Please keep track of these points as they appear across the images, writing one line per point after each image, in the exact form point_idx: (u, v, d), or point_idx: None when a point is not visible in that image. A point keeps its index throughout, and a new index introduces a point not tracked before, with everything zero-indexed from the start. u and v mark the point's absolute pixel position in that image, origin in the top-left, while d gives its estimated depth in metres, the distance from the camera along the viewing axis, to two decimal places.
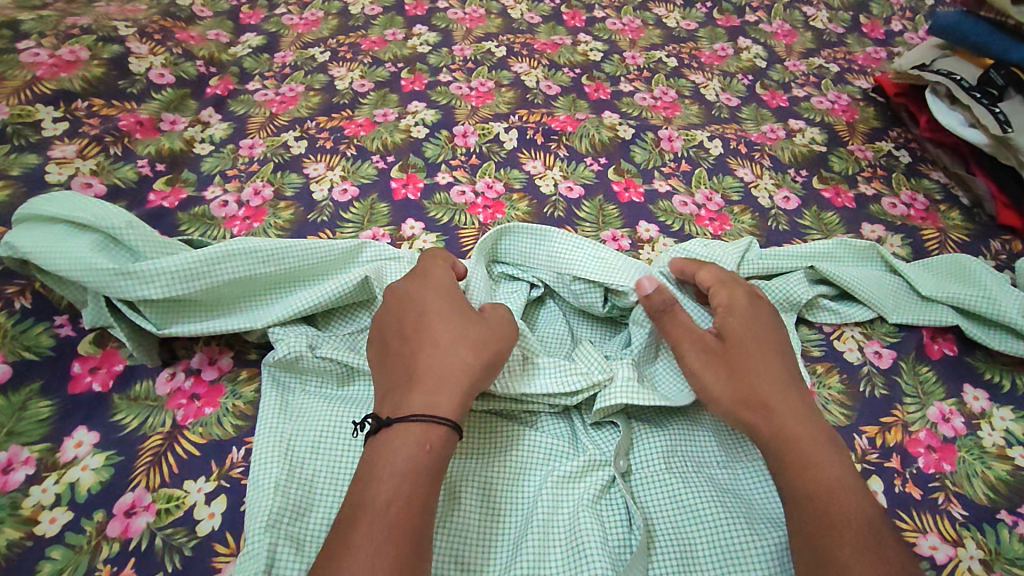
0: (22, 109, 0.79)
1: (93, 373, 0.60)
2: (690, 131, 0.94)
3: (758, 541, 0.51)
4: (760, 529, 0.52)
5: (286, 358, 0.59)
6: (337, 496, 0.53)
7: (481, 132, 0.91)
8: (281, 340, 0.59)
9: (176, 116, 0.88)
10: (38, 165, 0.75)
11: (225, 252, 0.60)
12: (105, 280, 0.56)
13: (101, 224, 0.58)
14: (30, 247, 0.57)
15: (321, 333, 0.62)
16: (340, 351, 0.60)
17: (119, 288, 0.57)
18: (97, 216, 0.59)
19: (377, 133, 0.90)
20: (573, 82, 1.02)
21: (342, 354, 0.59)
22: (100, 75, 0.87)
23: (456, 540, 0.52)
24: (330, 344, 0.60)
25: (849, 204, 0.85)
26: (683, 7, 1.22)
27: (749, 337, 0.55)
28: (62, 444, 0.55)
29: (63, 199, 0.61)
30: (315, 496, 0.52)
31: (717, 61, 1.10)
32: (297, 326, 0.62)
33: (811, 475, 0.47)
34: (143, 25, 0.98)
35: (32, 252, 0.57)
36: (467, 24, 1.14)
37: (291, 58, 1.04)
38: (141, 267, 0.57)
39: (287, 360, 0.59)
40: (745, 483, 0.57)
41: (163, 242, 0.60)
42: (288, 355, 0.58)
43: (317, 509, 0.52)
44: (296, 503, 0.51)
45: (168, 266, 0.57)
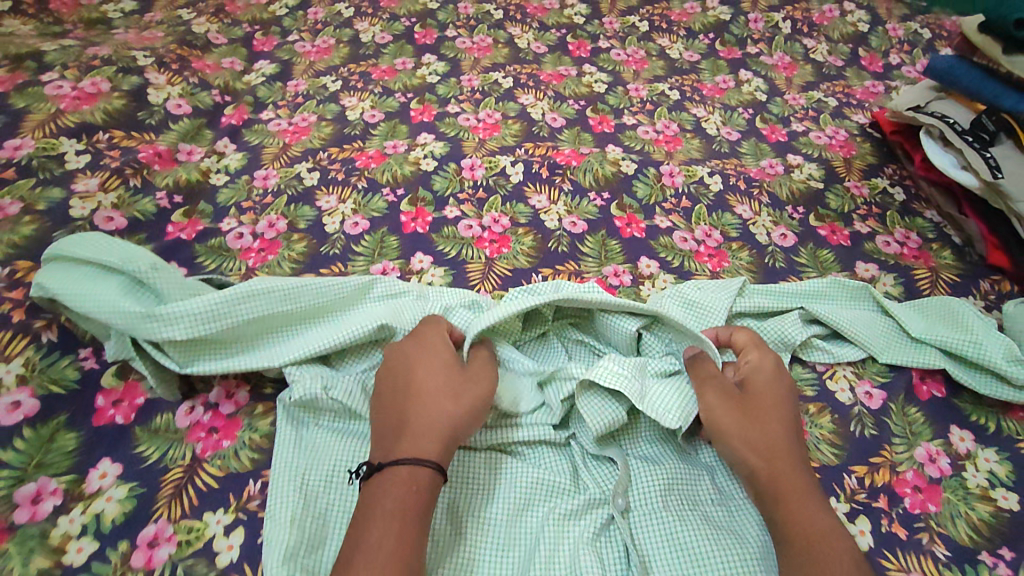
0: (46, 143, 0.81)
1: (115, 406, 0.62)
2: (690, 167, 0.96)
3: None
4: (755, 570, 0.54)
5: (302, 400, 0.61)
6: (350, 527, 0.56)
7: (488, 165, 0.94)
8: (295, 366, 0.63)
9: (193, 146, 0.91)
10: (62, 199, 0.76)
11: (245, 293, 0.63)
12: (132, 323, 0.59)
13: (127, 269, 0.61)
14: (62, 292, 0.60)
15: (335, 372, 0.64)
16: (352, 391, 0.62)
17: (145, 330, 0.59)
18: (124, 261, 0.61)
19: (387, 165, 0.93)
20: (578, 114, 1.05)
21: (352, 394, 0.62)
22: (121, 108, 0.89)
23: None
24: (336, 381, 0.63)
25: (844, 242, 0.88)
26: (685, 38, 1.25)
27: (769, 395, 0.61)
28: (87, 475, 0.58)
29: (92, 242, 0.64)
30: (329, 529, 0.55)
31: (718, 94, 1.13)
32: (311, 365, 0.64)
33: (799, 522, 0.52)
34: (161, 56, 1.01)
35: (64, 294, 0.60)
36: (474, 53, 1.18)
37: (303, 86, 1.07)
38: (168, 311, 0.60)
39: (303, 401, 0.62)
40: (736, 521, 0.59)
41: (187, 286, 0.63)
42: (304, 397, 0.61)
43: (330, 542, 0.55)
44: (312, 537, 0.54)
45: (192, 309, 0.60)
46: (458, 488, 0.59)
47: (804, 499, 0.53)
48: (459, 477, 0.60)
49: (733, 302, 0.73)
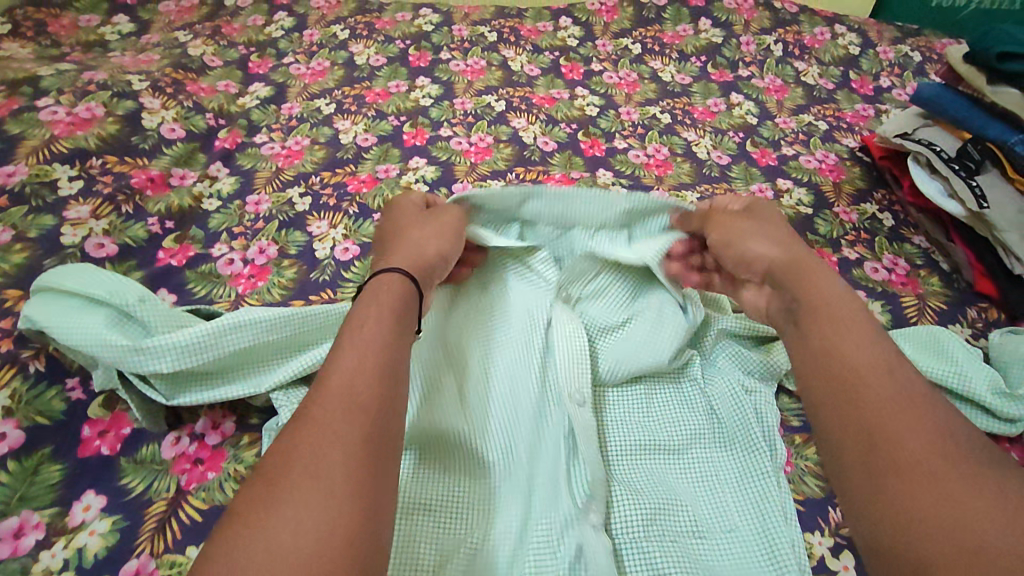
0: (39, 169, 0.82)
1: (101, 437, 0.63)
2: (680, 192, 0.97)
3: None
4: None
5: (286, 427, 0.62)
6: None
7: (478, 190, 0.95)
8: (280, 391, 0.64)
9: (185, 171, 0.92)
10: (54, 226, 0.77)
11: (231, 324, 0.63)
12: (118, 357, 0.59)
13: (116, 300, 0.62)
14: (50, 324, 0.60)
15: None
16: None
17: (131, 363, 0.59)
18: (113, 293, 0.62)
19: (379, 190, 0.93)
20: (569, 138, 1.06)
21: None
22: (115, 133, 0.90)
23: None
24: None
25: (832, 268, 0.88)
26: (677, 60, 1.27)
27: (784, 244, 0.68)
28: (71, 508, 0.58)
29: (82, 273, 0.64)
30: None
31: (709, 118, 1.14)
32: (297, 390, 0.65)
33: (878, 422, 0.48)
34: (156, 80, 1.02)
35: (51, 328, 0.60)
36: (468, 76, 1.19)
37: (297, 110, 1.08)
38: (155, 343, 0.60)
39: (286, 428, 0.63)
40: (719, 555, 0.59)
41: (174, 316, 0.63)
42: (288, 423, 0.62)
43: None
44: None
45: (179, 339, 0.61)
46: (440, 509, 0.58)
47: (905, 415, 0.48)
48: (441, 499, 0.59)
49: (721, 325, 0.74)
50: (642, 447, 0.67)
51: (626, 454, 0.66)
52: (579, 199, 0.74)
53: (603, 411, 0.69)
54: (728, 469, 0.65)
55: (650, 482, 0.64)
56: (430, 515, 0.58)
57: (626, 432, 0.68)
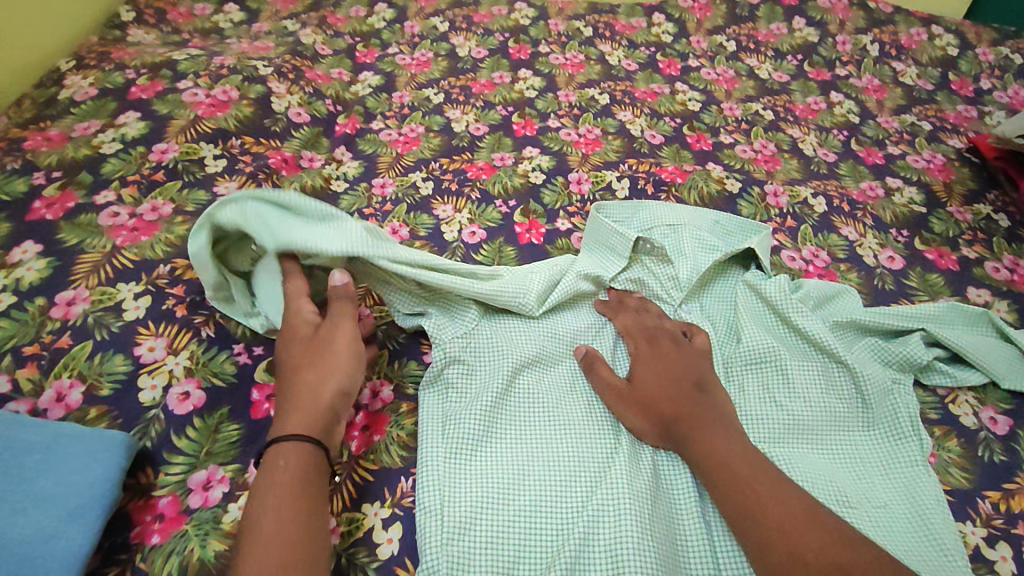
0: (188, 147, 0.86)
1: (270, 400, 0.66)
2: (794, 188, 0.97)
3: (887, 544, 0.58)
4: (886, 538, 0.58)
5: (443, 385, 0.67)
6: (492, 512, 0.58)
7: (594, 179, 0.96)
8: (440, 349, 0.68)
9: (313, 154, 0.95)
10: (208, 201, 0.81)
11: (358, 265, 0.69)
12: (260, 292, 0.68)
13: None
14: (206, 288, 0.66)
15: (472, 359, 0.69)
16: (494, 377, 0.67)
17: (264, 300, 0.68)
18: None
19: (498, 177, 0.96)
20: (675, 132, 1.07)
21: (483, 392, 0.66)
22: (250, 115, 0.94)
23: (610, 537, 0.57)
24: (476, 378, 0.68)
25: (953, 266, 0.88)
26: (774, 58, 1.27)
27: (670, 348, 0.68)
28: (250, 465, 0.61)
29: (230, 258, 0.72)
30: (476, 513, 0.58)
31: (811, 116, 1.14)
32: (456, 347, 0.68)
33: (756, 491, 0.55)
34: (278, 65, 1.05)
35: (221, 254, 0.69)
36: (568, 69, 1.21)
37: (408, 98, 1.11)
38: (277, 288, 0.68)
39: (443, 386, 0.67)
40: (867, 499, 0.61)
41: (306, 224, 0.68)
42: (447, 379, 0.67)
43: (477, 525, 0.57)
44: (459, 521, 0.57)
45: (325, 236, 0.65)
46: (580, 463, 0.63)
47: (754, 467, 0.58)
48: (579, 455, 0.63)
49: (859, 310, 0.76)
50: (784, 424, 0.66)
51: (768, 430, 0.66)
52: (674, 215, 0.84)
53: (733, 378, 0.70)
54: (872, 451, 0.66)
55: (788, 438, 0.66)
56: (571, 468, 0.62)
57: (765, 407, 0.67)
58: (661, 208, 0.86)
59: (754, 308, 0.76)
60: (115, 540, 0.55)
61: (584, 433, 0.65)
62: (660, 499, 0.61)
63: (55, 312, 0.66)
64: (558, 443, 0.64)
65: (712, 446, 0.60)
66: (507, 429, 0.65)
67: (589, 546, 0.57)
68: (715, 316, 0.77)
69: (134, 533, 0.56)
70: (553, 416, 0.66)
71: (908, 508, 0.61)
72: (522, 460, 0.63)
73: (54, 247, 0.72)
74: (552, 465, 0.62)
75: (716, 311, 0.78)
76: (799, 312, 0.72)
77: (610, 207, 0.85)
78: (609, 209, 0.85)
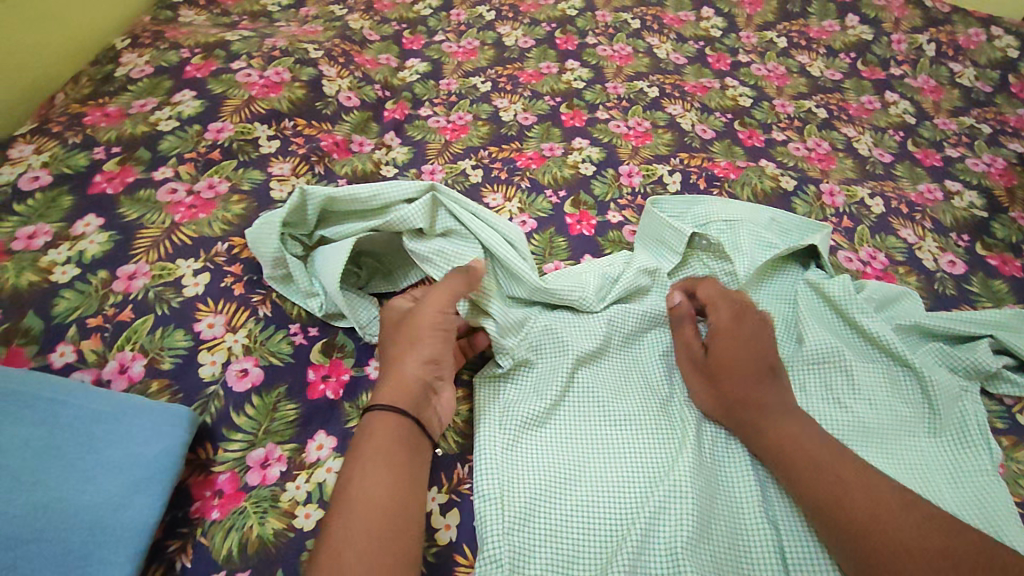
0: (243, 127, 0.86)
1: (325, 381, 0.66)
2: (850, 188, 0.95)
3: None
4: None
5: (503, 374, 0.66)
6: (551, 505, 0.58)
7: (645, 172, 0.95)
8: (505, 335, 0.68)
9: (363, 138, 0.95)
10: (263, 181, 0.81)
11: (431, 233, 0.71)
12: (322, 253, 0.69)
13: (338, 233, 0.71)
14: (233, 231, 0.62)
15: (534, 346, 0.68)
16: (553, 370, 0.67)
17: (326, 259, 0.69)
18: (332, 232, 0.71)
19: (547, 167, 0.95)
20: (727, 127, 1.05)
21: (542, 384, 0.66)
22: (302, 97, 0.94)
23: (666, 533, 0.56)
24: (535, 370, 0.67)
25: (1016, 273, 0.86)
26: (826, 56, 1.24)
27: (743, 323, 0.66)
28: (306, 445, 0.61)
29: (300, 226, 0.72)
30: (535, 504, 0.58)
31: (865, 115, 1.11)
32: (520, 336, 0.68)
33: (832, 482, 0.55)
34: (328, 49, 1.05)
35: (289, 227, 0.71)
36: (616, 61, 1.19)
37: (455, 86, 1.10)
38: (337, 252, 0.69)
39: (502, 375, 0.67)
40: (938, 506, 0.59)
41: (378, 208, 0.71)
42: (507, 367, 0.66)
43: (536, 517, 0.57)
44: (519, 511, 0.57)
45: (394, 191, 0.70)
46: (635, 457, 0.62)
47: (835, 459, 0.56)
48: (636, 450, 0.62)
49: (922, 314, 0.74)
50: (847, 426, 0.65)
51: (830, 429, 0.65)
52: (726, 211, 0.83)
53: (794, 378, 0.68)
54: (942, 457, 0.63)
55: (851, 440, 0.64)
56: (627, 463, 0.61)
57: (827, 408, 0.66)
58: (717, 204, 0.84)
59: (815, 306, 0.75)
60: (175, 514, 0.56)
61: (639, 427, 0.64)
62: (721, 500, 0.59)
63: (116, 285, 0.67)
64: (614, 436, 0.63)
65: (788, 435, 0.58)
66: (564, 422, 0.64)
67: (646, 540, 0.56)
68: (772, 314, 0.76)
69: (193, 508, 0.56)
70: (611, 411, 0.65)
71: (981, 514, 0.59)
72: (579, 455, 0.62)
73: (114, 221, 0.72)
74: (608, 460, 0.62)
75: (774, 308, 0.77)
76: (863, 311, 0.71)
77: (659, 202, 0.84)
78: (660, 204, 0.84)
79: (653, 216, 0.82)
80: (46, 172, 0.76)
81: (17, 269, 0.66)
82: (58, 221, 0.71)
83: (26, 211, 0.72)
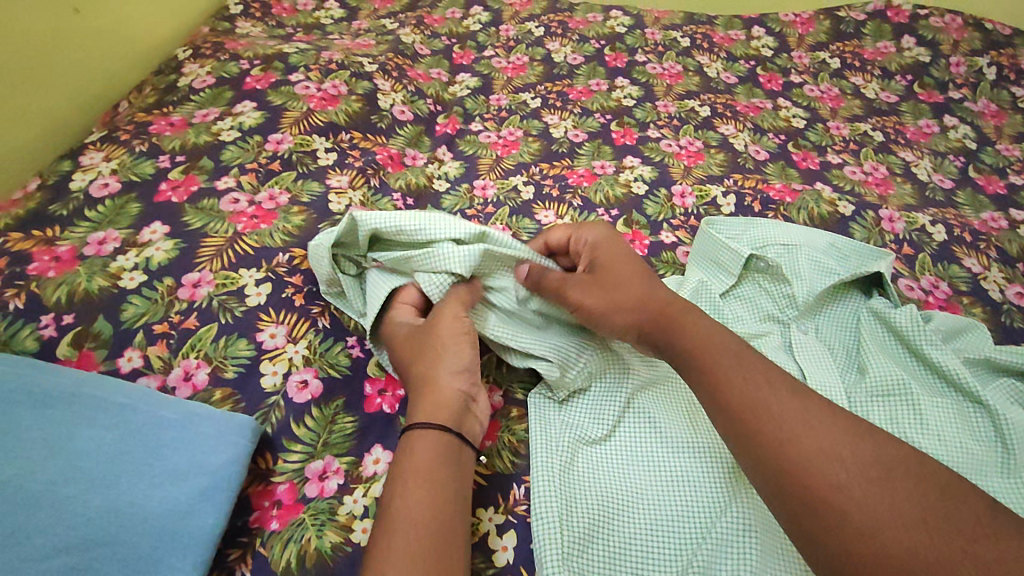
0: (302, 139, 0.88)
1: (382, 395, 0.66)
2: (910, 214, 0.93)
3: None
4: None
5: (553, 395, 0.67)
6: (607, 533, 0.57)
7: (698, 193, 0.94)
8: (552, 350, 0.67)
9: (416, 152, 0.96)
10: (321, 193, 0.82)
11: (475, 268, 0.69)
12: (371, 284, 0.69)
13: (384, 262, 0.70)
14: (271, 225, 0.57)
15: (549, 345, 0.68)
16: (604, 393, 0.67)
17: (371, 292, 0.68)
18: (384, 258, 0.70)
19: (599, 185, 0.94)
20: (781, 148, 1.04)
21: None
22: (358, 110, 0.95)
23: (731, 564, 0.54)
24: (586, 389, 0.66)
25: None
26: (881, 78, 1.22)
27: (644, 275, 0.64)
28: (363, 459, 0.61)
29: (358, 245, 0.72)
30: (591, 531, 0.57)
31: (923, 139, 1.09)
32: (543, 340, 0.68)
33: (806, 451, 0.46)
34: (383, 63, 1.06)
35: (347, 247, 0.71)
36: (666, 79, 1.18)
37: (505, 101, 1.11)
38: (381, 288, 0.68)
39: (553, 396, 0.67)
40: None
41: (423, 242, 0.69)
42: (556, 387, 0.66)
43: (592, 544, 0.56)
44: (574, 537, 0.56)
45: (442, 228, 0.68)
46: (691, 481, 0.60)
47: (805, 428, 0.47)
48: (691, 473, 0.61)
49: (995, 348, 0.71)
50: None
51: None
52: (781, 233, 0.82)
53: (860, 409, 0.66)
54: None
55: None
56: (682, 487, 0.60)
57: None
58: (772, 226, 0.83)
59: (878, 336, 0.73)
60: (235, 522, 0.56)
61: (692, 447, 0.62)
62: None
63: (181, 293, 0.68)
64: (667, 459, 0.62)
65: (752, 395, 0.50)
66: (616, 446, 0.64)
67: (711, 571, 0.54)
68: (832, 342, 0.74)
69: (253, 518, 0.56)
70: (667, 431, 0.64)
71: None
72: (633, 479, 0.61)
73: (179, 229, 0.74)
74: (662, 485, 0.60)
75: (833, 335, 0.75)
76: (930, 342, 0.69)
77: (714, 223, 0.83)
78: (715, 224, 0.83)
79: (708, 237, 0.80)
80: (114, 179, 0.78)
81: (89, 274, 0.68)
82: (126, 227, 0.73)
83: (96, 217, 0.74)
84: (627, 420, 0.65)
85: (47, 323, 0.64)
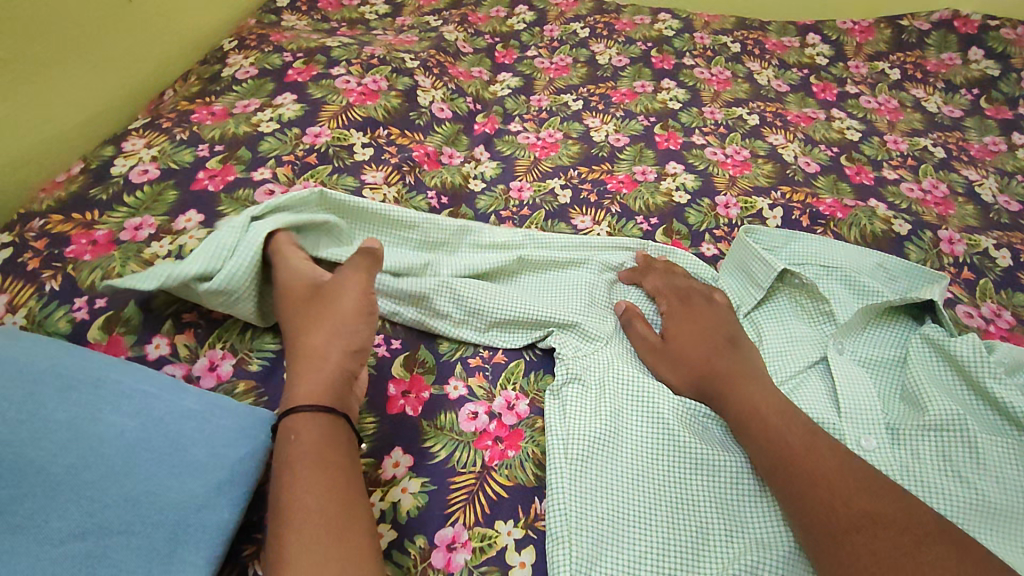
0: (340, 133, 0.87)
1: (405, 397, 0.65)
2: (972, 236, 0.87)
3: None
4: None
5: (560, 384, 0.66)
6: (619, 549, 0.55)
7: (744, 205, 0.90)
8: (562, 363, 0.68)
9: (453, 151, 0.94)
10: (355, 188, 0.81)
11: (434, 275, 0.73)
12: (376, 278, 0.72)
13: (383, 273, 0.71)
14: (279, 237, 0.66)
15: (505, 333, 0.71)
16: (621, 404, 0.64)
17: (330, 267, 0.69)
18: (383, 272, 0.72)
19: (639, 193, 0.91)
20: (833, 161, 0.99)
21: (604, 410, 0.62)
22: (397, 107, 0.94)
23: None
24: (601, 397, 0.64)
25: None
26: (944, 91, 1.16)
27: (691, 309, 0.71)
28: (382, 461, 0.59)
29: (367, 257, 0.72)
30: (603, 546, 0.55)
31: (988, 157, 1.03)
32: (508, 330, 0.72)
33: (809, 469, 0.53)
34: (424, 59, 1.05)
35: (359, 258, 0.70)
36: (714, 85, 1.14)
37: (546, 102, 1.09)
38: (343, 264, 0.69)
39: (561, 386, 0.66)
40: None
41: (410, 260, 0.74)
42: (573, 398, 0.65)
43: (603, 562, 0.54)
44: (586, 552, 0.54)
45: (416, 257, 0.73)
46: (704, 510, 0.57)
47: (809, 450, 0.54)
48: (705, 501, 0.58)
49: None
50: (964, 505, 0.57)
51: (941, 507, 0.57)
52: (827, 249, 0.78)
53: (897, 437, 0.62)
54: None
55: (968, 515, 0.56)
56: (696, 515, 0.57)
57: (943, 481, 0.58)
58: (816, 243, 0.79)
59: (929, 363, 0.67)
60: (251, 518, 0.55)
61: (706, 473, 0.59)
62: None
63: None
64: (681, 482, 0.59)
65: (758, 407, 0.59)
66: (631, 459, 0.60)
67: None
68: (872, 361, 0.69)
69: None
70: (683, 452, 0.60)
71: None
72: (647, 497, 0.58)
73: (213, 218, 0.74)
74: (675, 508, 0.57)
75: (878, 354, 0.70)
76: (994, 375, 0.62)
77: (754, 234, 0.80)
78: (756, 236, 0.80)
79: (748, 248, 0.77)
80: (154, 167, 0.79)
81: (123, 259, 0.68)
82: (162, 215, 0.73)
83: (133, 203, 0.74)
84: (644, 432, 0.62)
85: (79, 306, 0.64)
